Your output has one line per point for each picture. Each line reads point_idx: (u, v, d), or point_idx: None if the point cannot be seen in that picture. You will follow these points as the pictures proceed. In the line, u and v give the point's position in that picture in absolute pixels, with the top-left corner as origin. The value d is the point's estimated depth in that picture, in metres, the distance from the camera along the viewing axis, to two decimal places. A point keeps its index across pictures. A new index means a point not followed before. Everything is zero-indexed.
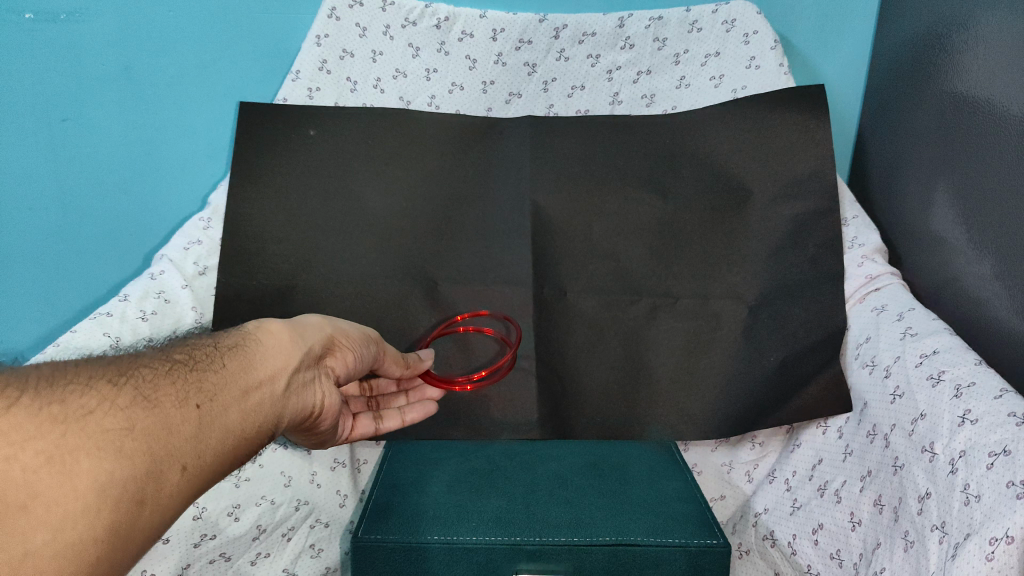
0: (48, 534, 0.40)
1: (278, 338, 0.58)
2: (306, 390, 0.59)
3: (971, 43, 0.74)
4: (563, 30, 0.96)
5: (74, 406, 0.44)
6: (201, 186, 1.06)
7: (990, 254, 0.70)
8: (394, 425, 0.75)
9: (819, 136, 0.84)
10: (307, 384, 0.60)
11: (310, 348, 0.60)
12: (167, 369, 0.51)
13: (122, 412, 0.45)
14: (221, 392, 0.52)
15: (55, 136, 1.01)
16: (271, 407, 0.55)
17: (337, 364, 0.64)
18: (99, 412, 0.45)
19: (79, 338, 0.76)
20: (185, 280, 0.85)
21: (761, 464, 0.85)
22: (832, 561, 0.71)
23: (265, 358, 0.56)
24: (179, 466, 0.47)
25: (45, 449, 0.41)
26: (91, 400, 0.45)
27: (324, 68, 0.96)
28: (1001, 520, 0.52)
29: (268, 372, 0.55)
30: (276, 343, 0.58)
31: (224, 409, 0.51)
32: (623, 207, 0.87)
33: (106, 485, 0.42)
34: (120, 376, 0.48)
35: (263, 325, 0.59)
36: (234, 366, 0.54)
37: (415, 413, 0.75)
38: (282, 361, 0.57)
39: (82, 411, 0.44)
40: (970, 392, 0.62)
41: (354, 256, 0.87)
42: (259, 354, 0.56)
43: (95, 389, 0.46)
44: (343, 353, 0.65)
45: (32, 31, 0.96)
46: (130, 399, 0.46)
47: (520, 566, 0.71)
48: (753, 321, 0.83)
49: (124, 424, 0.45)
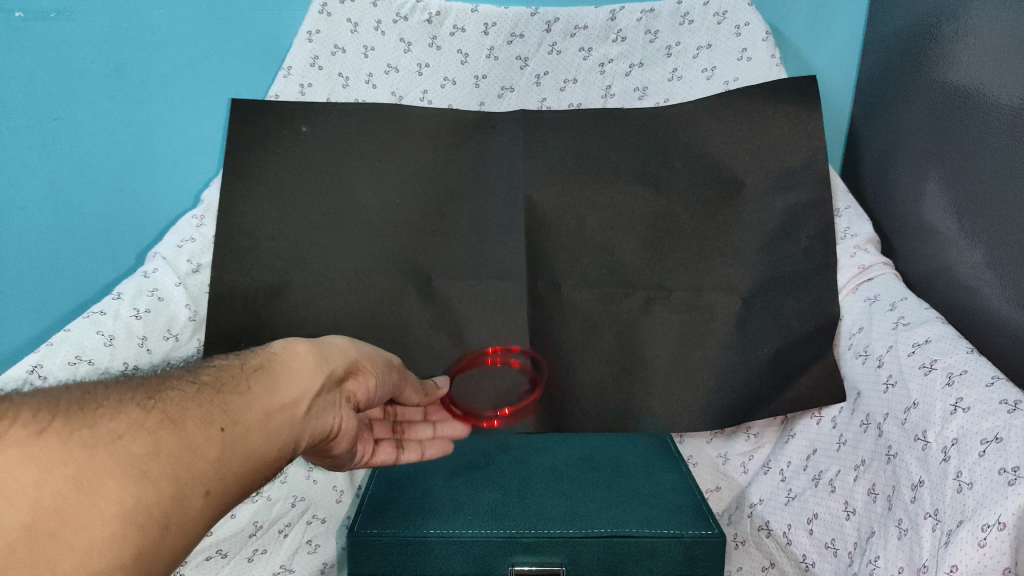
0: (76, 561, 0.41)
1: (303, 360, 0.60)
2: (327, 413, 0.61)
3: (960, 33, 0.74)
4: (555, 23, 0.96)
5: (103, 430, 0.46)
6: (195, 182, 1.06)
7: (981, 242, 0.71)
8: (413, 458, 0.77)
9: (811, 126, 0.84)
10: (328, 407, 0.61)
11: (332, 371, 0.62)
12: (195, 391, 0.53)
13: (148, 436, 0.47)
14: (246, 414, 0.53)
15: (46, 136, 1.00)
16: (291, 430, 0.56)
17: (358, 388, 0.66)
18: (128, 436, 0.46)
19: (71, 337, 0.74)
20: (178, 278, 0.85)
21: (756, 455, 0.85)
22: (827, 551, 0.71)
23: (288, 379, 0.58)
24: (203, 490, 0.48)
25: (77, 474, 0.43)
26: (120, 424, 0.47)
27: (316, 64, 0.96)
28: (993, 507, 0.52)
29: (292, 395, 0.57)
30: (300, 366, 0.60)
31: (247, 432, 0.52)
32: (615, 199, 0.87)
33: (132, 510, 0.44)
34: (150, 399, 0.50)
35: (289, 346, 0.61)
36: (259, 387, 0.56)
37: (433, 449, 0.78)
38: (306, 382, 0.59)
39: (112, 435, 0.46)
40: (963, 380, 0.61)
41: (348, 252, 0.87)
42: (283, 376, 0.58)
43: (125, 413, 0.48)
44: (364, 378, 0.67)
45: (22, 30, 0.96)
46: (157, 421, 0.48)
47: (516, 559, 0.71)
48: (746, 313, 0.83)
49: (151, 448, 0.47)
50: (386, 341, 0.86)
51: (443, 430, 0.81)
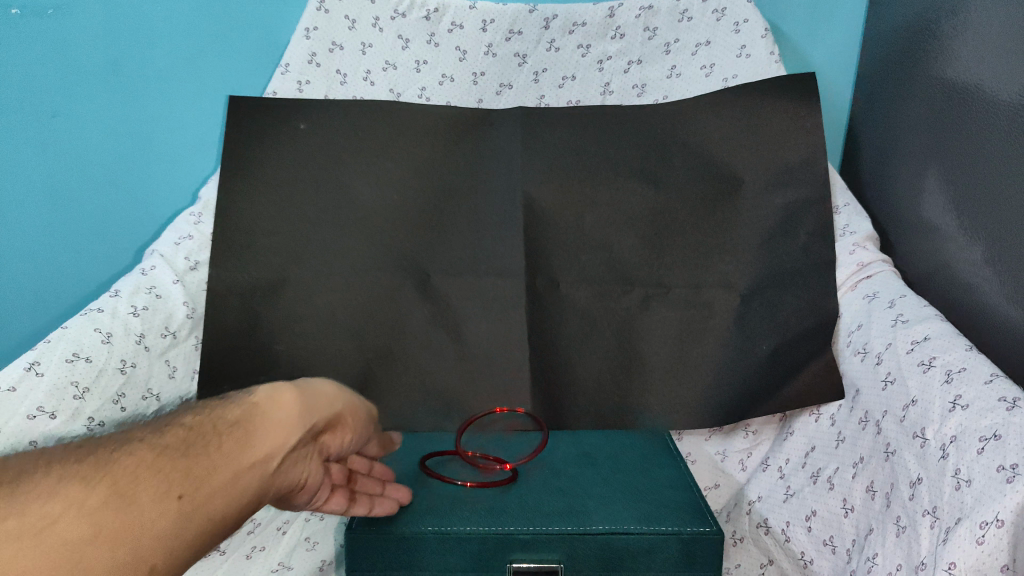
0: None
1: (286, 410, 0.55)
2: (297, 469, 0.56)
3: (960, 29, 0.74)
4: (553, 20, 0.95)
5: (33, 516, 0.40)
6: (191, 181, 1.07)
7: (980, 239, 0.70)
8: (360, 513, 0.69)
9: (809, 123, 0.84)
10: (300, 462, 0.56)
11: (314, 425, 0.57)
12: (155, 456, 0.47)
13: (86, 519, 0.41)
14: (209, 478, 0.47)
15: (45, 132, 0.99)
16: (257, 490, 0.51)
17: (334, 441, 0.61)
18: (62, 520, 0.40)
19: (69, 335, 0.71)
20: (176, 275, 0.84)
21: (755, 452, 0.85)
22: (826, 548, 0.71)
23: (264, 434, 0.52)
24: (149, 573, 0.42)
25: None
26: (56, 506, 0.41)
27: (313, 61, 0.95)
28: (991, 505, 0.52)
29: (267, 452, 0.52)
30: (282, 417, 0.54)
31: (211, 498, 0.47)
32: (613, 196, 0.87)
33: None
34: (95, 473, 0.44)
35: (274, 394, 0.56)
36: (230, 446, 0.50)
37: (383, 507, 0.71)
38: (284, 436, 0.53)
39: (44, 520, 0.40)
40: (961, 377, 0.61)
41: (347, 249, 0.87)
42: (258, 431, 0.52)
43: (61, 493, 0.42)
44: (342, 432, 0.62)
45: (21, 25, 0.95)
46: (102, 499, 0.43)
47: (513, 556, 0.71)
48: (745, 310, 0.83)
49: (89, 532, 0.41)
50: (384, 338, 0.86)
51: (391, 491, 0.73)
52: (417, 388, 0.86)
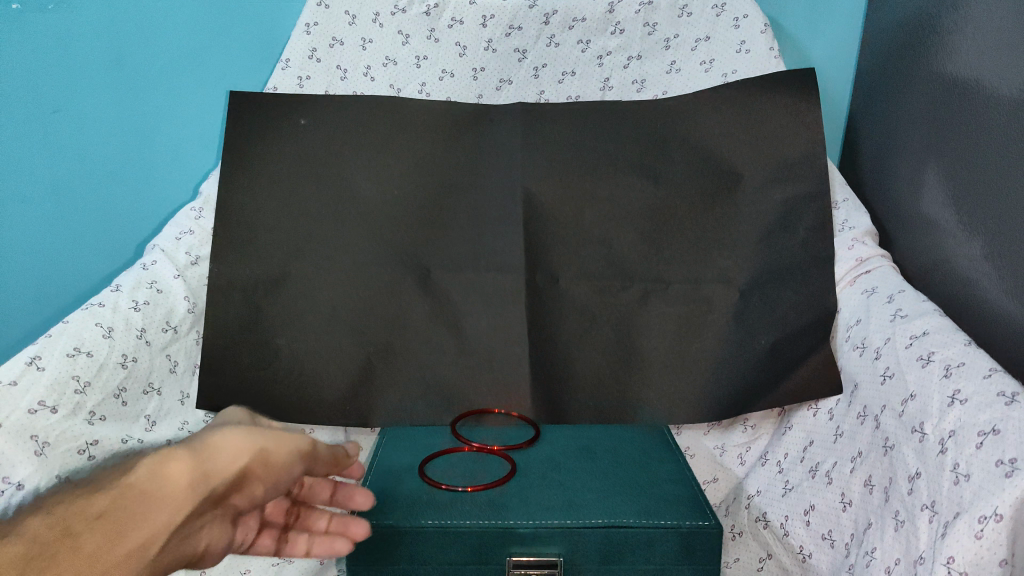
0: None
1: (175, 479, 0.38)
2: (198, 541, 0.41)
3: (961, 25, 0.74)
4: (553, 16, 0.96)
5: None
6: (192, 176, 1.06)
7: (979, 234, 0.71)
8: (296, 553, 0.59)
9: (808, 119, 0.85)
10: (200, 533, 0.41)
11: (211, 492, 0.40)
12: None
13: None
14: None
15: (45, 127, 1.00)
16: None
17: (248, 501, 0.44)
18: None
19: (70, 329, 0.71)
20: (177, 270, 0.83)
21: (753, 447, 0.86)
22: (823, 542, 0.72)
23: (143, 517, 0.37)
24: None
25: None
26: None
27: (313, 57, 0.95)
28: (989, 499, 0.52)
29: (148, 542, 0.37)
30: (173, 487, 0.38)
31: None
32: (613, 191, 0.87)
33: None
34: None
35: (159, 463, 0.38)
36: (94, 539, 0.36)
37: (322, 547, 0.59)
38: (165, 520, 0.38)
39: None
40: (960, 372, 0.61)
41: (347, 244, 0.87)
42: (137, 515, 0.37)
43: None
44: (259, 488, 0.43)
45: (21, 21, 0.96)
46: None
47: (513, 549, 0.71)
48: (744, 305, 0.83)
49: None
50: (385, 333, 0.86)
51: (341, 526, 0.61)
52: (417, 382, 0.86)
